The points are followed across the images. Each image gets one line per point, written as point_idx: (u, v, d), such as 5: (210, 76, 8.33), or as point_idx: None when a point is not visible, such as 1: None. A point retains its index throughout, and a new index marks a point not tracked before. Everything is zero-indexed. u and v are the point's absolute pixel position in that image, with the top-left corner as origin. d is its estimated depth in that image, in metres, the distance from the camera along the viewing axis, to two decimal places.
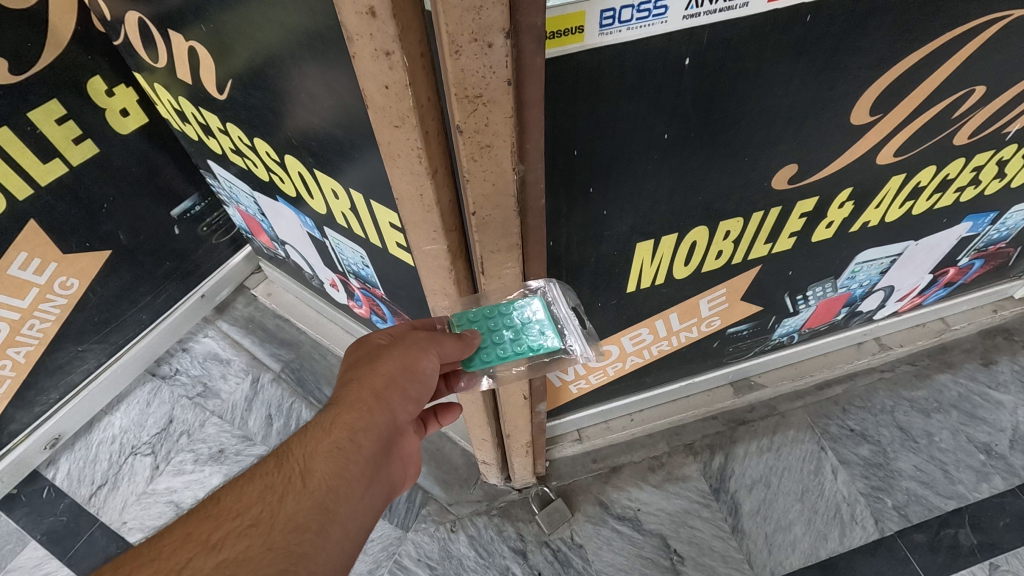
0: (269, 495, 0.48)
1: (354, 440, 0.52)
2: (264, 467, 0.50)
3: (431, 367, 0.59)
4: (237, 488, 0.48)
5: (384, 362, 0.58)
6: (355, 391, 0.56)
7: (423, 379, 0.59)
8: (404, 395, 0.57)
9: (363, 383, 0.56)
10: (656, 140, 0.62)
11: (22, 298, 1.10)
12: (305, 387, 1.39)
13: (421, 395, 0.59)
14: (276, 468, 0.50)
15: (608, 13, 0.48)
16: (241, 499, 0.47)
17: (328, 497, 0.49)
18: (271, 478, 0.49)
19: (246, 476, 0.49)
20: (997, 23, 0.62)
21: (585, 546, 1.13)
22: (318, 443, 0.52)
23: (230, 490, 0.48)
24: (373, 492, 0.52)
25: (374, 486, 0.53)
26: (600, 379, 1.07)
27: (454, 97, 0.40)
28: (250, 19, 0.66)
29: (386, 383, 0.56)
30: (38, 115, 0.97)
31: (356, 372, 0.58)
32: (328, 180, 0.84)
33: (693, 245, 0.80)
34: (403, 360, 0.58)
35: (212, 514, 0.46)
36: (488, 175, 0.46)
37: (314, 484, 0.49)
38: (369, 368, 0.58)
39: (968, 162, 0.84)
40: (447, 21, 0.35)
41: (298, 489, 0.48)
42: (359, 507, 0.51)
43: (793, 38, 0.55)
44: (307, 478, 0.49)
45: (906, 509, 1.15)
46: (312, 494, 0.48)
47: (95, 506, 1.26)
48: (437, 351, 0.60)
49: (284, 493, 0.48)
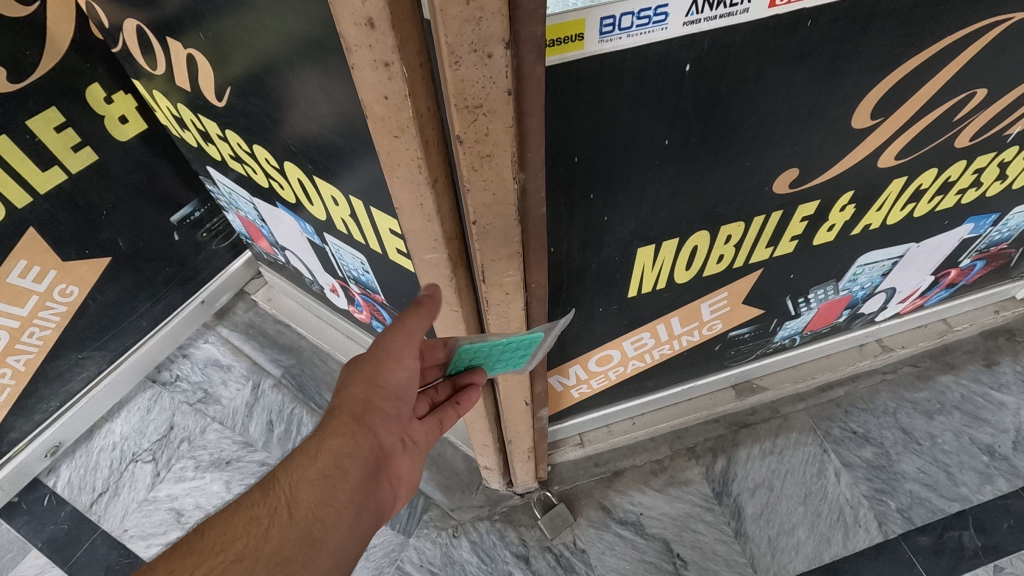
0: (254, 528, 0.50)
1: (340, 466, 0.55)
2: (251, 499, 0.52)
3: (421, 386, 0.62)
4: (222, 522, 0.50)
5: (371, 383, 0.59)
6: (341, 414, 0.57)
7: (411, 399, 0.61)
8: (391, 417, 0.59)
9: (351, 405, 0.58)
10: (657, 146, 0.61)
11: (21, 306, 1.10)
12: (306, 392, 1.38)
13: (409, 416, 0.61)
14: (262, 499, 0.52)
15: (608, 20, 0.47)
16: (225, 533, 0.49)
17: (313, 526, 0.51)
18: (256, 510, 0.51)
19: (233, 509, 0.51)
20: (999, 26, 0.62)
21: (588, 550, 1.13)
22: (305, 471, 0.54)
23: (213, 523, 0.50)
24: (360, 516, 0.55)
25: (362, 510, 0.55)
26: (602, 383, 1.07)
27: (454, 107, 0.39)
28: (248, 26, 0.66)
29: (373, 405, 0.58)
30: (36, 123, 0.97)
31: (343, 394, 0.59)
32: (328, 187, 0.84)
33: (694, 249, 0.80)
34: (391, 380, 0.60)
35: (197, 550, 0.48)
36: (488, 184, 0.45)
37: (300, 513, 0.51)
38: (355, 390, 0.59)
39: (969, 164, 0.84)
40: (447, 32, 0.35)
41: (283, 521, 0.50)
42: (345, 532, 0.53)
43: (794, 43, 0.55)
44: (293, 508, 0.51)
45: (910, 512, 1.15)
46: (298, 523, 0.51)
47: (96, 514, 1.26)
48: (427, 368, 0.62)
49: (270, 524, 0.50)
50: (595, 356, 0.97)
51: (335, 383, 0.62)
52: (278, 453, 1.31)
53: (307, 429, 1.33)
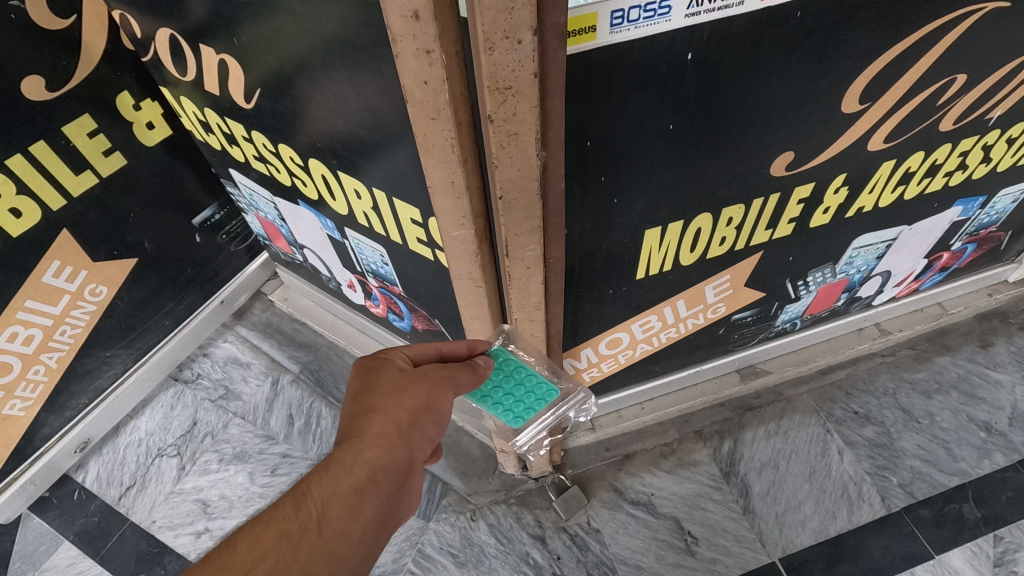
0: (284, 544, 0.50)
1: (372, 481, 0.57)
2: (282, 510, 0.52)
3: (449, 404, 0.66)
4: (252, 536, 0.51)
5: (407, 397, 0.63)
6: (378, 427, 0.60)
7: (439, 416, 0.65)
8: (423, 433, 0.63)
9: (387, 419, 0.61)
10: (662, 130, 0.67)
11: (55, 305, 1.15)
12: (324, 386, 1.43)
13: (436, 433, 0.65)
14: (294, 512, 0.53)
15: (617, 13, 0.53)
16: (257, 549, 0.50)
17: (342, 545, 0.53)
18: (289, 525, 0.51)
19: (264, 521, 0.52)
20: (973, 15, 0.67)
21: (601, 530, 1.17)
22: (337, 484, 0.55)
23: (244, 536, 0.50)
24: (383, 532, 0.57)
25: (384, 525, 0.58)
26: (612, 367, 1.11)
27: (487, 89, 0.44)
28: (281, 29, 0.71)
29: (409, 420, 0.62)
30: (71, 129, 1.03)
31: (380, 404, 0.62)
32: (352, 181, 0.89)
33: (698, 231, 0.85)
34: (427, 398, 0.64)
35: (228, 565, 0.48)
36: (514, 161, 0.50)
37: (330, 530, 0.53)
38: (391, 401, 0.62)
39: (955, 147, 0.89)
40: (483, 21, 0.40)
41: (315, 537, 0.52)
42: (368, 549, 0.55)
43: (785, 33, 0.60)
44: (324, 524, 0.52)
45: (911, 486, 1.19)
46: (327, 540, 0.52)
47: (125, 506, 1.30)
48: (456, 388, 0.67)
49: (301, 541, 0.51)
50: (605, 340, 1.02)
51: (365, 388, 0.64)
52: (300, 445, 1.36)
53: (327, 421, 1.37)
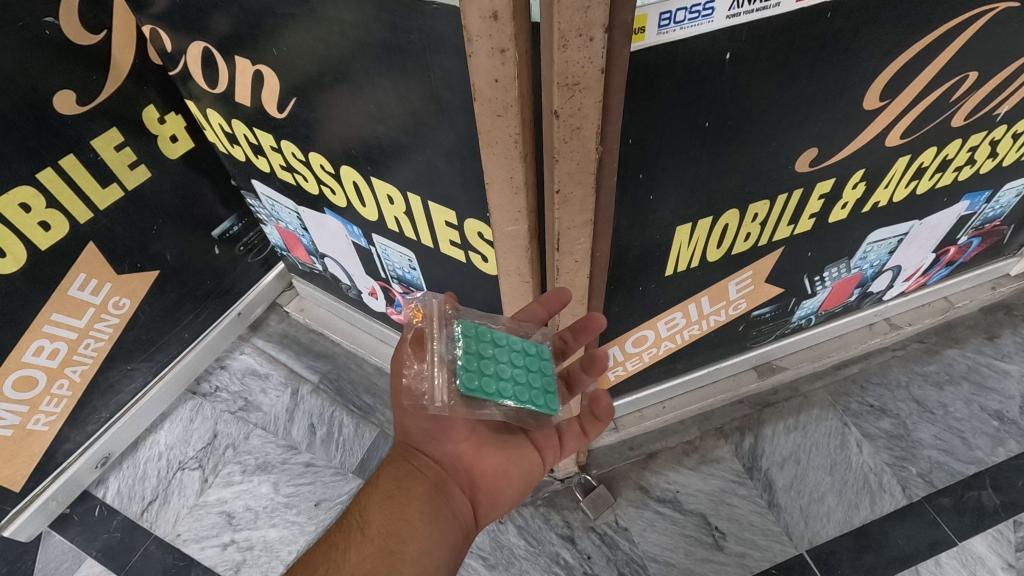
0: (335, 553, 0.61)
1: (402, 485, 0.67)
2: (331, 532, 0.65)
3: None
4: (311, 555, 0.63)
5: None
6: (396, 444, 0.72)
7: None
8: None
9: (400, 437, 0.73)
10: (698, 128, 0.69)
11: (80, 318, 1.15)
12: (344, 395, 1.43)
13: None
14: (340, 530, 0.65)
15: (665, 15, 0.56)
16: (314, 561, 0.61)
17: (387, 539, 0.62)
18: (335, 539, 0.63)
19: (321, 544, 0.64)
20: (985, 16, 0.71)
21: (630, 528, 1.18)
22: (374, 498, 0.67)
23: (307, 558, 0.63)
24: (432, 521, 0.65)
25: (436, 516, 0.66)
26: (636, 365, 1.13)
27: (555, 85, 0.47)
28: (325, 37, 0.73)
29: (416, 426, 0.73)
30: (99, 142, 1.04)
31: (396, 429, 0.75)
32: (385, 186, 0.91)
33: (725, 227, 0.88)
34: None
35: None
36: (574, 155, 0.53)
37: (373, 532, 0.63)
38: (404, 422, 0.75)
39: (964, 143, 0.93)
40: (559, 19, 0.42)
41: (359, 539, 0.62)
42: (421, 540, 0.63)
43: (816, 33, 0.64)
44: (366, 529, 0.63)
45: (930, 476, 1.21)
46: (373, 539, 0.62)
47: (148, 521, 1.29)
48: None
49: (348, 546, 0.62)
50: (632, 337, 1.04)
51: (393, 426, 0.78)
52: (322, 454, 1.36)
53: (349, 429, 1.38)
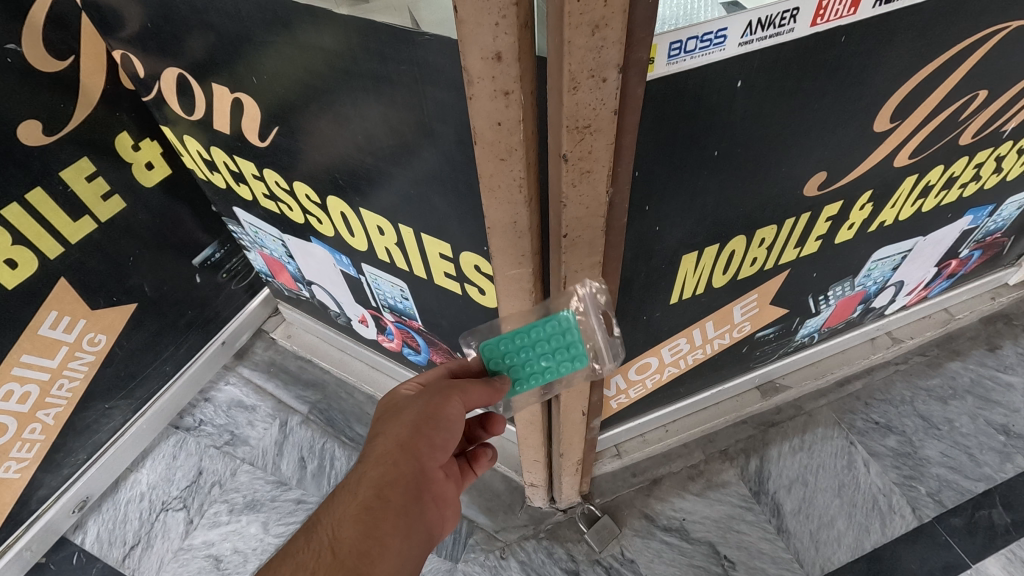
0: (300, 571, 0.51)
1: (379, 497, 0.57)
2: (296, 544, 0.54)
3: (456, 413, 0.64)
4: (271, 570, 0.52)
5: (407, 413, 0.63)
6: (381, 446, 0.61)
7: (449, 425, 0.64)
8: (429, 443, 0.62)
9: (384, 437, 0.62)
10: (707, 157, 0.66)
11: (52, 358, 1.09)
12: (336, 426, 1.38)
13: (448, 441, 0.64)
14: (307, 543, 0.54)
15: (675, 45, 0.52)
16: None
17: (358, 562, 0.52)
18: (301, 555, 0.53)
19: (282, 556, 0.54)
20: (1000, 33, 0.68)
21: (636, 560, 1.14)
22: (346, 509, 0.56)
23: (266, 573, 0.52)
24: (407, 546, 0.56)
25: (411, 536, 0.57)
26: (639, 392, 1.10)
27: (564, 129, 0.43)
28: (307, 65, 0.69)
29: (410, 431, 0.62)
30: (69, 174, 0.98)
31: (382, 427, 0.64)
32: (375, 218, 0.87)
33: (731, 254, 0.84)
34: (426, 408, 0.63)
35: None
36: (584, 199, 0.49)
37: (344, 552, 0.53)
38: (391, 422, 0.64)
39: (971, 160, 0.90)
40: (570, 61, 0.38)
41: (328, 561, 0.52)
42: (396, 564, 0.54)
43: (829, 57, 0.60)
44: (336, 548, 0.53)
45: (940, 495, 1.19)
46: (343, 561, 0.52)
47: (130, 568, 1.23)
48: (461, 397, 0.64)
49: (314, 567, 0.51)
50: (635, 365, 1.00)
51: (379, 413, 0.67)
52: (314, 490, 1.30)
53: (341, 462, 1.32)
